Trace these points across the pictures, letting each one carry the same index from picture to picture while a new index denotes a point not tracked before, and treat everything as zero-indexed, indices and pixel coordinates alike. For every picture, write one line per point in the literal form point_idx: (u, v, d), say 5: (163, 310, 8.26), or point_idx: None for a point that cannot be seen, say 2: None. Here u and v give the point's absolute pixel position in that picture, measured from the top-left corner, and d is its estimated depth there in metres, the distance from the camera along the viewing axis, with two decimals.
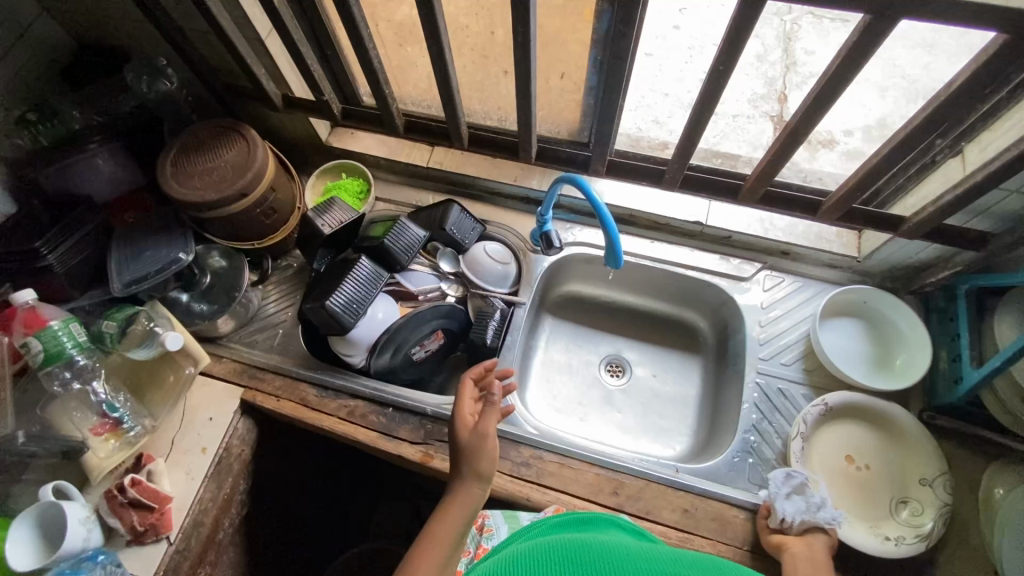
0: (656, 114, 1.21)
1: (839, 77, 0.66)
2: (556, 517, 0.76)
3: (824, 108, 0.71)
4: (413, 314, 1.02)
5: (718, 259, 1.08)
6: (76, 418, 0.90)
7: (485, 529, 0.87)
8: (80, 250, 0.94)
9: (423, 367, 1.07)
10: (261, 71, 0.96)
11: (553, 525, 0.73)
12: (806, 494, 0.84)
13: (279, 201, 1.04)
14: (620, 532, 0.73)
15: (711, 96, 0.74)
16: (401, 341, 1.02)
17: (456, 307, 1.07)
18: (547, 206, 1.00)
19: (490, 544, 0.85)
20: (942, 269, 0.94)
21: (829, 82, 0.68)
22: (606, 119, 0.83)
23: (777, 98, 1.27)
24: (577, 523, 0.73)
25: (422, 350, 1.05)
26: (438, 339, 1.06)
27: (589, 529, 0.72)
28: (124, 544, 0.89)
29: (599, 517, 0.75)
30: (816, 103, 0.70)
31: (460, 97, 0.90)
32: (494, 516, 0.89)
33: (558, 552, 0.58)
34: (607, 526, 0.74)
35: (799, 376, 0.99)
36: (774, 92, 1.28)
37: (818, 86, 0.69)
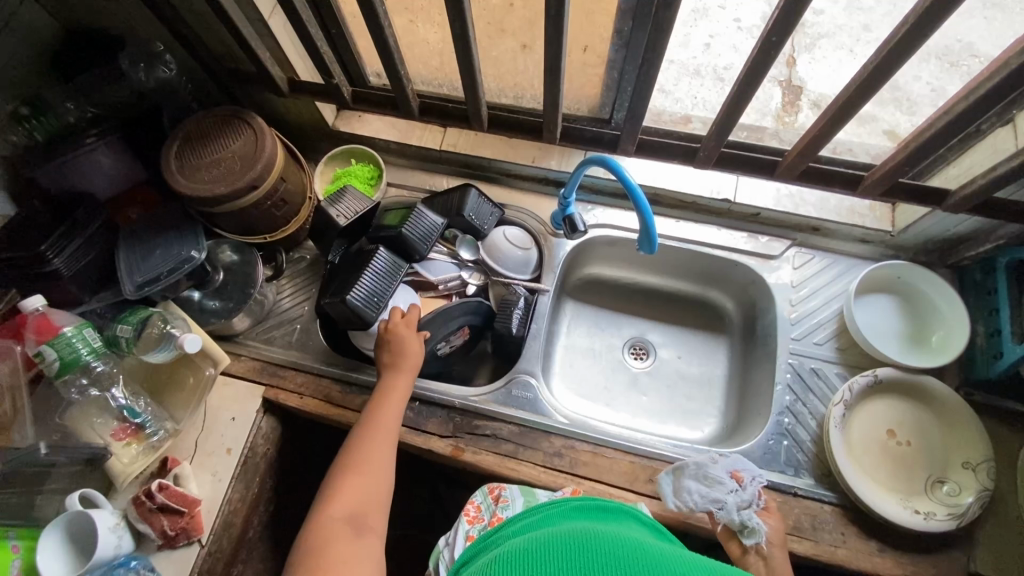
0: (663, 82, 1.16)
1: (904, 46, 0.62)
2: (575, 499, 0.67)
3: (882, 78, 0.67)
4: (441, 309, 0.99)
5: (745, 237, 1.05)
6: (96, 424, 0.88)
7: (500, 499, 0.83)
8: (87, 251, 0.91)
9: (444, 362, 1.04)
10: (266, 54, 0.90)
11: (567, 508, 0.65)
12: (710, 483, 0.82)
13: (290, 191, 0.99)
14: (645, 525, 0.65)
15: (759, 68, 0.69)
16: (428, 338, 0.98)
17: (482, 303, 1.04)
18: (571, 187, 0.96)
19: (506, 515, 0.81)
20: (983, 242, 0.91)
21: (893, 49, 0.63)
22: (640, 95, 0.79)
23: (786, 63, 1.21)
24: (596, 511, 0.65)
25: (447, 345, 1.02)
26: (462, 334, 1.04)
27: (612, 519, 0.63)
28: (155, 548, 0.88)
29: (619, 507, 0.67)
30: (875, 73, 0.66)
31: (481, 77, 0.85)
32: (510, 489, 0.85)
33: (577, 543, 0.50)
34: (629, 518, 0.65)
35: (832, 355, 0.97)
36: (782, 56, 1.21)
37: (878, 55, 0.65)
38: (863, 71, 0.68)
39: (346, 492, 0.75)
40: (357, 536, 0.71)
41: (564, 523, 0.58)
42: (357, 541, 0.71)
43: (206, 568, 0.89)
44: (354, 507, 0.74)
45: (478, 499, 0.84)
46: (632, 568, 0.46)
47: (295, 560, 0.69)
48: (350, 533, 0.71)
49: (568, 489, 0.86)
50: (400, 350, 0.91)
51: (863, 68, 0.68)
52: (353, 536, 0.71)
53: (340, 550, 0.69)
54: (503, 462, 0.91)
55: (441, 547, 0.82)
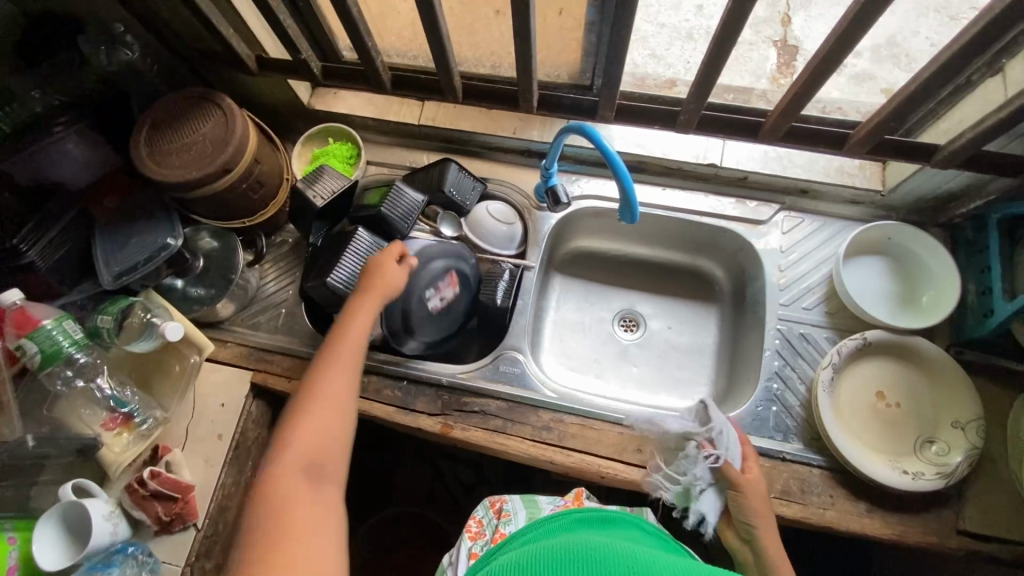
0: (653, 47, 1.12)
1: None
2: (580, 509, 0.71)
3: (861, 30, 0.64)
4: (421, 251, 0.94)
5: (733, 203, 1.03)
6: (85, 415, 0.88)
7: (504, 514, 0.81)
8: (62, 243, 0.90)
9: (441, 317, 0.97)
10: (230, 31, 0.87)
11: (573, 520, 0.69)
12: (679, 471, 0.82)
13: (266, 173, 0.97)
14: (643, 533, 0.69)
15: (734, 25, 0.66)
16: (413, 285, 0.92)
17: (464, 247, 0.99)
18: (552, 158, 0.94)
19: (508, 530, 0.79)
20: (975, 198, 0.89)
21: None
22: (614, 61, 0.76)
23: (780, 21, 1.16)
24: (599, 522, 0.69)
25: (438, 297, 0.95)
26: (454, 291, 0.97)
27: (613, 530, 0.67)
28: (152, 534, 0.89)
29: (621, 518, 0.71)
30: (854, 25, 0.63)
31: (451, 47, 0.82)
32: (511, 501, 0.84)
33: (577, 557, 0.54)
34: (631, 528, 0.70)
35: (822, 319, 0.96)
36: (775, 14, 1.16)
37: (856, 6, 0.62)
38: (841, 24, 0.65)
39: (306, 433, 0.71)
40: (314, 484, 0.68)
41: (567, 535, 0.62)
42: (314, 489, 0.68)
43: (203, 552, 0.90)
44: (314, 451, 0.70)
45: (480, 513, 0.85)
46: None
47: (253, 514, 0.65)
48: (309, 483, 0.68)
49: (571, 496, 0.83)
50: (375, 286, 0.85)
51: (842, 21, 0.65)
52: (309, 485, 0.68)
53: (299, 503, 0.65)
54: (492, 438, 0.91)
55: (446, 564, 0.82)
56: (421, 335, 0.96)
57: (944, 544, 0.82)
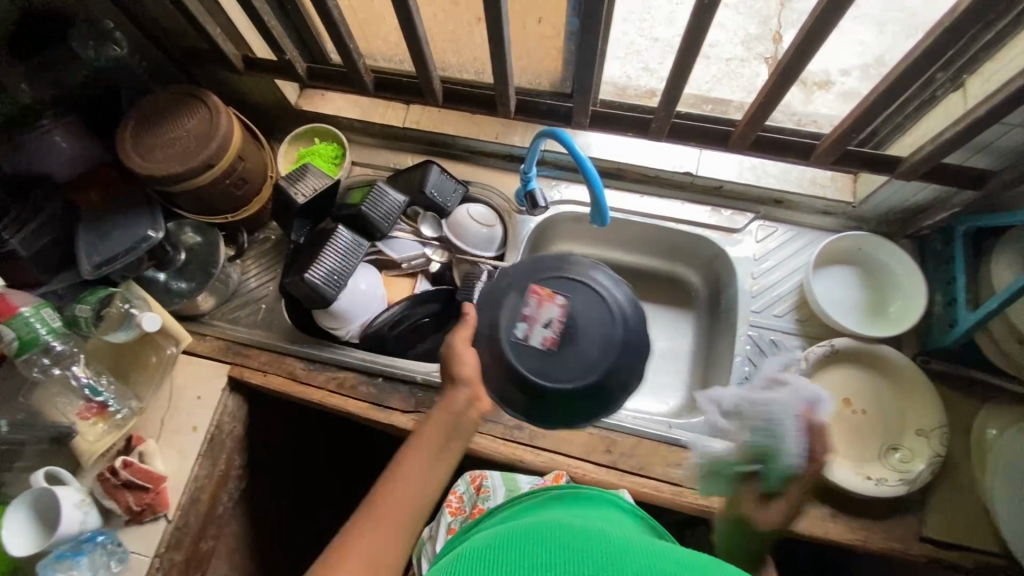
0: (646, 60, 1.10)
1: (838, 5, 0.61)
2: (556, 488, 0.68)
3: (819, 39, 0.66)
4: (488, 292, 0.80)
5: (709, 211, 1.05)
6: (60, 404, 0.89)
7: (483, 491, 0.90)
8: (47, 232, 0.91)
9: (562, 353, 0.75)
10: (216, 30, 0.89)
11: (547, 500, 0.66)
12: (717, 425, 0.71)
13: (249, 170, 0.99)
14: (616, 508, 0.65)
15: (698, 34, 0.69)
16: (494, 330, 0.76)
17: (543, 256, 0.81)
18: (530, 162, 0.97)
19: (487, 505, 0.88)
20: (940, 211, 0.91)
21: (826, 8, 0.63)
22: (584, 64, 0.79)
23: (772, 38, 1.15)
24: (576, 501, 0.65)
25: (529, 329, 0.76)
26: (554, 304, 0.77)
27: (585, 506, 0.64)
28: (123, 523, 0.90)
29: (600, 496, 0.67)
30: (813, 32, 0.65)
31: (429, 51, 0.85)
32: (492, 478, 0.91)
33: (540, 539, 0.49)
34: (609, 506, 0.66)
35: (792, 327, 0.98)
36: (768, 32, 1.15)
37: (814, 14, 0.64)
38: (801, 33, 0.67)
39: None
40: None
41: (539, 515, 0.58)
42: None
43: (173, 543, 0.91)
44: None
45: (461, 488, 0.93)
46: (596, 564, 0.44)
47: None
48: None
49: (549, 480, 0.87)
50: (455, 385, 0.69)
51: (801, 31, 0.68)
52: None
53: None
54: None
55: (426, 536, 0.94)
56: (559, 377, 0.74)
57: (906, 551, 0.83)
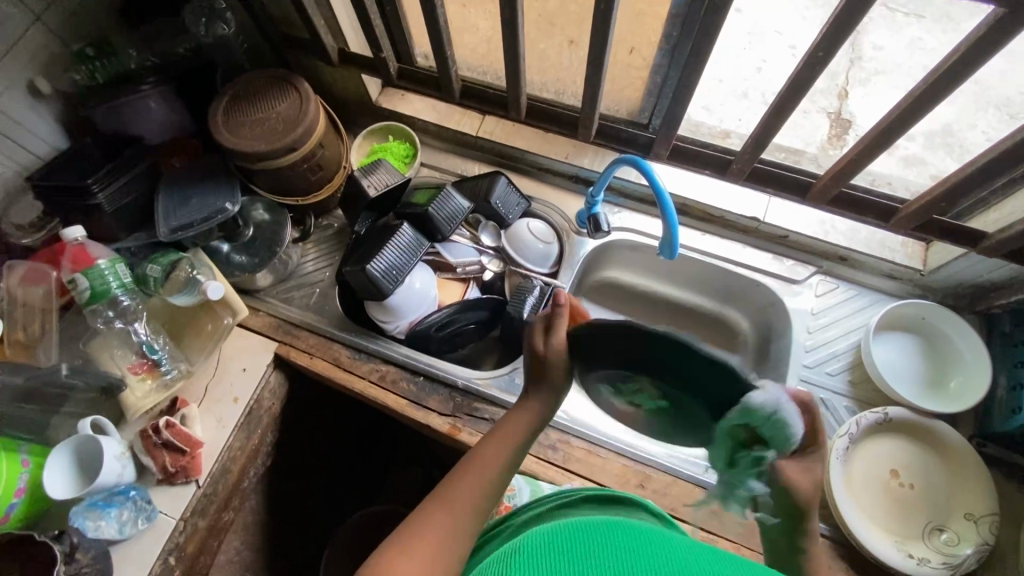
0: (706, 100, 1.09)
1: (958, 70, 0.63)
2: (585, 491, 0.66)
3: (942, 91, 0.66)
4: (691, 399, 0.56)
5: (771, 258, 1.04)
6: (116, 355, 0.93)
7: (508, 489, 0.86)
8: (129, 191, 0.95)
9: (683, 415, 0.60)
10: (320, 22, 0.93)
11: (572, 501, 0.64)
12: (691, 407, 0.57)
13: (327, 158, 1.02)
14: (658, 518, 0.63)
15: (803, 81, 0.71)
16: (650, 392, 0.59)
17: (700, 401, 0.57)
18: (599, 188, 0.97)
19: (511, 503, 0.86)
20: (1015, 292, 0.88)
21: (944, 75, 0.64)
22: (677, 101, 0.82)
23: (837, 94, 1.12)
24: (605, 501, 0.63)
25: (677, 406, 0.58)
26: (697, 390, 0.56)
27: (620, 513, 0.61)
28: (154, 482, 0.92)
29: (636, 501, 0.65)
30: (934, 87, 0.66)
31: (524, 69, 0.88)
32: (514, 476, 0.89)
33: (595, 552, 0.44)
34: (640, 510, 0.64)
35: (844, 388, 0.96)
36: (834, 87, 1.13)
37: (941, 66, 0.64)
38: (923, 82, 0.67)
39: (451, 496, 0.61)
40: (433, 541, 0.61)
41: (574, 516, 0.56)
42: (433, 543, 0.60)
43: (199, 509, 0.92)
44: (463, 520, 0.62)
45: None
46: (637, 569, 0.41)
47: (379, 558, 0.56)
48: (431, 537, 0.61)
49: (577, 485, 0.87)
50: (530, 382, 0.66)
51: (924, 80, 0.67)
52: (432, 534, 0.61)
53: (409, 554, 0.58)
54: None
55: None
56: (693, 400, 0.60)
57: None
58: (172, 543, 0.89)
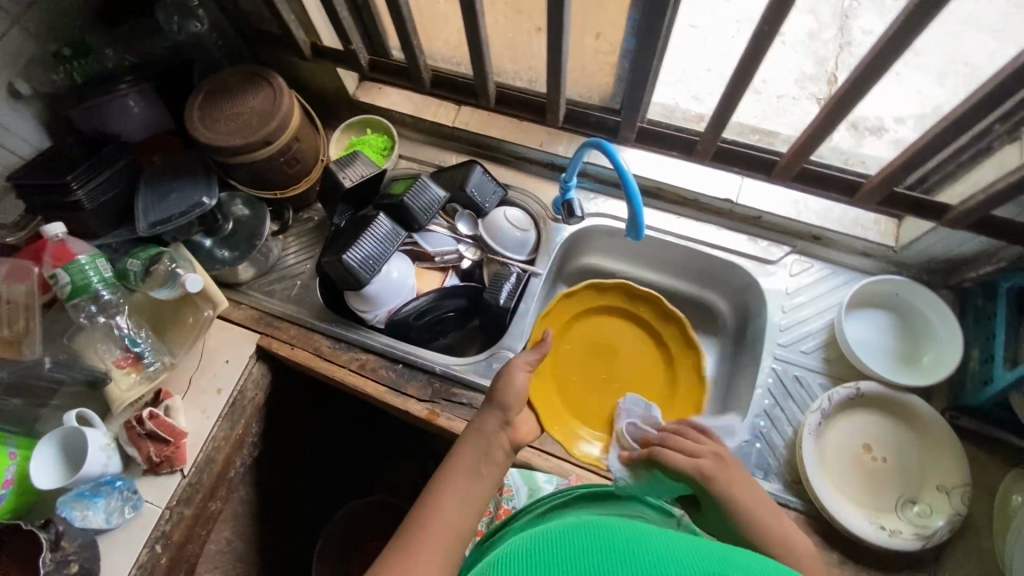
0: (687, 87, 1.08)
1: (899, 40, 0.64)
2: (582, 490, 0.73)
3: (890, 59, 0.67)
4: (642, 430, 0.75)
5: (746, 239, 1.04)
6: (100, 350, 0.94)
7: (506, 490, 0.89)
8: (109, 188, 0.97)
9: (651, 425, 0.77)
10: (290, 17, 0.94)
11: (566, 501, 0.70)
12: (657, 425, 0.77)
13: (303, 151, 1.03)
14: (653, 513, 0.67)
15: (756, 55, 0.72)
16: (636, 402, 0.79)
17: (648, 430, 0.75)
18: (571, 173, 0.98)
19: (511, 505, 0.88)
20: (985, 263, 0.89)
21: (890, 41, 0.65)
22: (638, 83, 0.83)
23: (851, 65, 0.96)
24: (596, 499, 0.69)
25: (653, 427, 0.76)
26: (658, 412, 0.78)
27: (617, 508, 0.67)
28: (140, 473, 0.93)
29: (627, 497, 0.71)
30: (881, 55, 0.66)
31: (489, 56, 0.89)
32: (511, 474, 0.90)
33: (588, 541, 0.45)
34: (629, 503, 0.70)
35: (818, 365, 0.96)
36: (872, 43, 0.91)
37: (885, 37, 0.65)
38: (872, 51, 0.68)
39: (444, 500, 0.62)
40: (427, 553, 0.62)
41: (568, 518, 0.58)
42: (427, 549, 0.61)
43: (184, 498, 0.94)
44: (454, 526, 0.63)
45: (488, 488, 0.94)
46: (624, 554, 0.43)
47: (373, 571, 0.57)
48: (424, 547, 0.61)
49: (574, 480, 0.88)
50: (479, 421, 0.74)
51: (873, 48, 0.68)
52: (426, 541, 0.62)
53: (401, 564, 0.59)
54: None
55: None
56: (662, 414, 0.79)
57: None
58: (158, 531, 0.91)
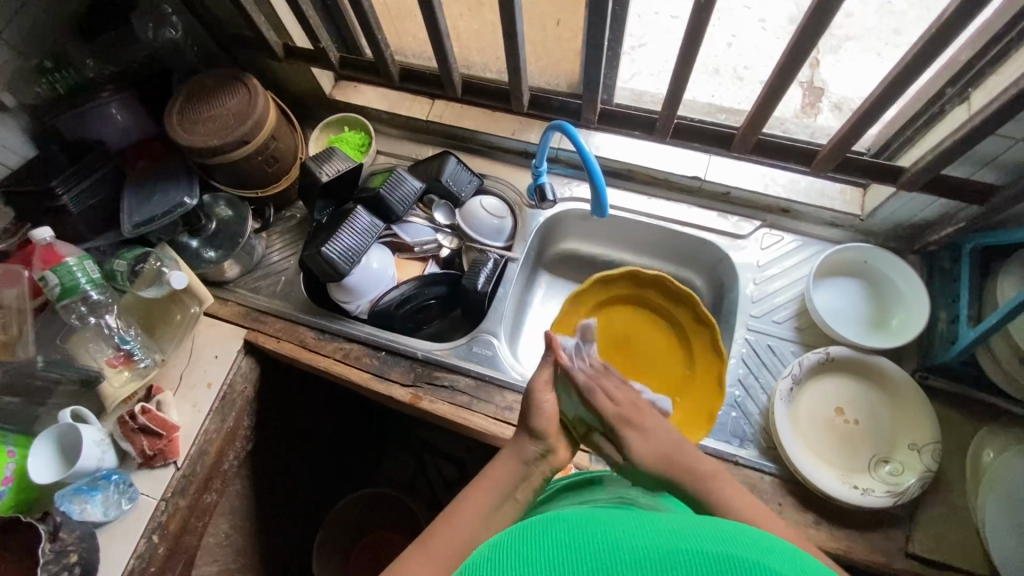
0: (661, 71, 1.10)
1: (824, 7, 0.66)
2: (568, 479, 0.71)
3: (821, 26, 0.69)
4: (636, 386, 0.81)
5: (716, 215, 1.07)
6: (92, 350, 0.97)
7: None
8: (95, 192, 1.01)
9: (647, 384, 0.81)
10: (260, 19, 0.98)
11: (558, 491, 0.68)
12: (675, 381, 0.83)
13: (281, 149, 1.07)
14: (632, 489, 0.65)
15: (698, 29, 0.75)
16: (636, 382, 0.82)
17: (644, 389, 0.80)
18: (541, 158, 1.01)
19: None
20: (945, 226, 0.90)
21: (817, 8, 0.67)
22: (593, 64, 0.86)
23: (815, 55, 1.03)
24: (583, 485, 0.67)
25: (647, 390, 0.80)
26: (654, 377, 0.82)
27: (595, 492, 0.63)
28: (135, 467, 0.96)
29: (611, 478, 0.67)
30: (813, 22, 0.69)
31: (450, 46, 0.92)
32: None
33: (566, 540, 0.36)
34: (615, 485, 0.65)
35: (791, 334, 0.98)
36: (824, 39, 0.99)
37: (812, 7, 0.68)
38: (805, 19, 0.70)
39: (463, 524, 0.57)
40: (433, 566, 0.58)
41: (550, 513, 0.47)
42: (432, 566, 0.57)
43: (179, 489, 0.97)
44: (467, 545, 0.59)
45: None
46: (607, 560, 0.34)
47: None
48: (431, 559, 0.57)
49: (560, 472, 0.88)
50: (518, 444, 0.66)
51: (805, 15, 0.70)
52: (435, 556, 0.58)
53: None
54: (457, 412, 0.96)
55: None
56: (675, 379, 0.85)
57: (890, 565, 0.80)
58: (154, 521, 0.94)
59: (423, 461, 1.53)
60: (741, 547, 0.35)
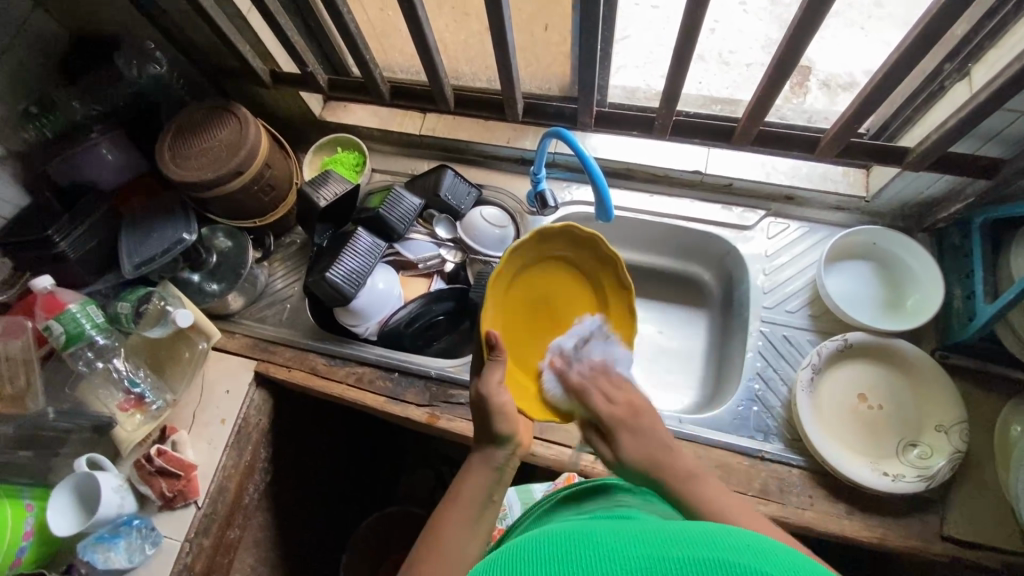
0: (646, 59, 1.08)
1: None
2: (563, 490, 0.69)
3: (818, 17, 0.68)
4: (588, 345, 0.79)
5: (719, 208, 1.06)
6: (102, 395, 0.96)
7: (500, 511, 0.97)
8: (91, 238, 1.00)
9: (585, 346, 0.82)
10: (245, 48, 0.97)
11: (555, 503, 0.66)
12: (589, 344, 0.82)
13: (276, 176, 1.05)
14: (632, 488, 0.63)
15: (693, 26, 0.74)
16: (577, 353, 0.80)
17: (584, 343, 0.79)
18: (540, 164, 0.98)
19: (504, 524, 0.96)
20: (955, 202, 0.90)
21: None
22: (586, 68, 0.85)
23: None
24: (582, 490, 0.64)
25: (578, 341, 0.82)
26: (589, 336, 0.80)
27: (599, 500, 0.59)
28: (156, 510, 0.95)
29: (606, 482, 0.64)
30: (809, 13, 0.68)
31: (440, 61, 0.91)
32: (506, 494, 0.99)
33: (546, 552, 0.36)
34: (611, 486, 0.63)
35: (806, 323, 0.97)
36: None
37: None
38: (801, 9, 0.69)
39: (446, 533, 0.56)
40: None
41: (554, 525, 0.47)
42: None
43: (203, 528, 0.95)
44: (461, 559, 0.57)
45: None
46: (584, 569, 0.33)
47: None
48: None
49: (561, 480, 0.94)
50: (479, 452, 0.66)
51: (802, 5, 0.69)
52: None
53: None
54: None
55: None
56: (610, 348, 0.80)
57: (928, 550, 0.79)
58: (180, 563, 0.93)
59: (442, 474, 1.52)
60: (736, 553, 0.32)
